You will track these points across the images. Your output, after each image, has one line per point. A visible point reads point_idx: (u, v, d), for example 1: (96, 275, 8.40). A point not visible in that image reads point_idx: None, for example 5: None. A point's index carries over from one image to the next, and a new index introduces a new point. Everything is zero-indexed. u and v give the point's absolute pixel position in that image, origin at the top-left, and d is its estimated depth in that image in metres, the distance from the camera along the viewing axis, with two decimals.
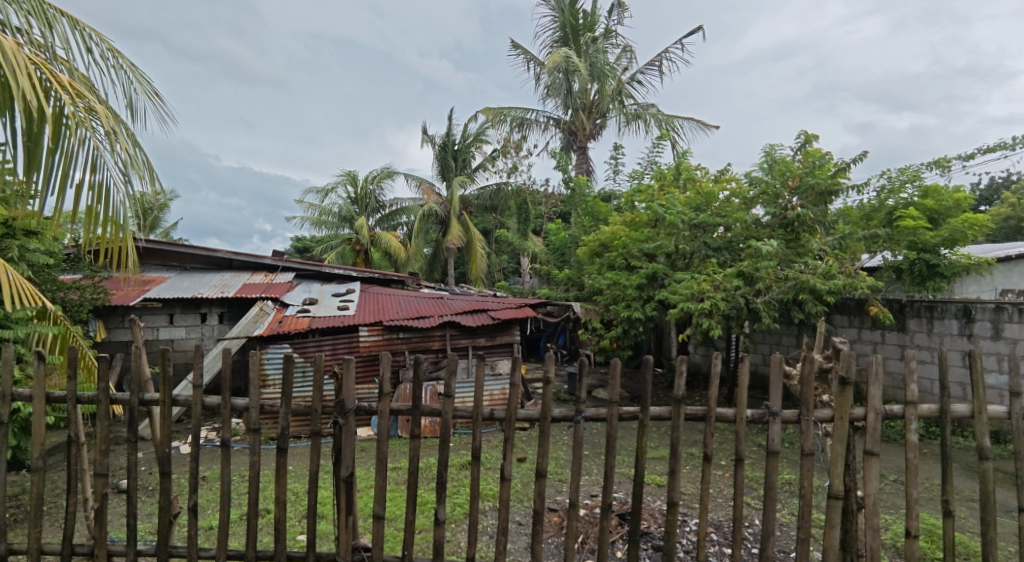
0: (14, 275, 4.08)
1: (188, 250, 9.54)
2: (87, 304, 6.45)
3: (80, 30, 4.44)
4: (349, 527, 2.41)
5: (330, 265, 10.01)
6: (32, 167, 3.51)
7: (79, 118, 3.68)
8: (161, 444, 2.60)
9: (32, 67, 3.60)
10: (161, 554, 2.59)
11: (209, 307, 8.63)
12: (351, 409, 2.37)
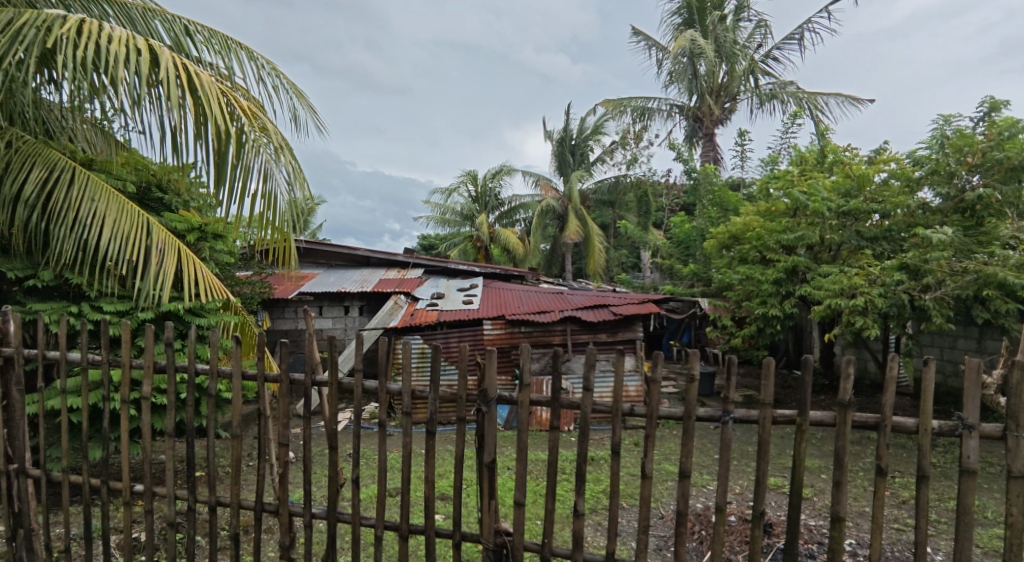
0: (207, 273, 4.83)
1: (334, 249, 10.60)
2: (256, 298, 7.52)
3: (255, 59, 5.15)
4: (491, 510, 2.49)
5: (456, 261, 10.57)
6: (220, 180, 4.16)
7: (255, 137, 4.28)
8: (331, 422, 2.90)
9: (222, 98, 4.25)
10: (331, 518, 2.88)
11: (351, 301, 9.62)
12: (493, 398, 2.47)
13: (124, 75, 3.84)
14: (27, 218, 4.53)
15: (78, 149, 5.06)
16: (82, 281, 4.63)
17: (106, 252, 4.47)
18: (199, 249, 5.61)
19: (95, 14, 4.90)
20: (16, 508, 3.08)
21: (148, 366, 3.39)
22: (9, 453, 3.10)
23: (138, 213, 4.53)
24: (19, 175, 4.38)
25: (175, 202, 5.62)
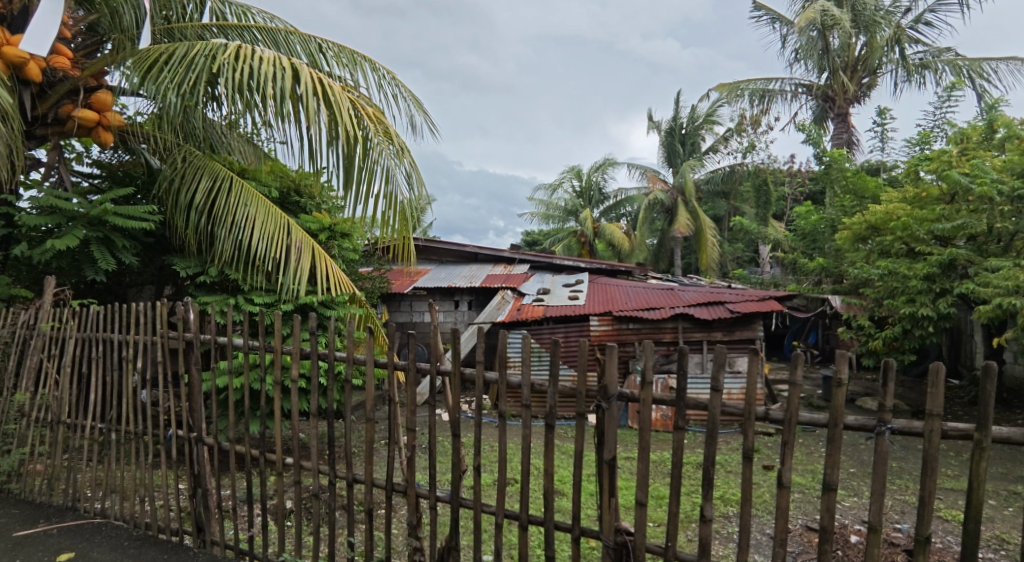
0: (336, 270, 5.24)
1: (444, 246, 11.00)
2: (376, 292, 8.03)
3: (378, 70, 5.51)
4: (612, 508, 2.45)
5: (561, 256, 10.57)
6: (349, 183, 4.52)
7: (379, 140, 4.58)
8: (453, 410, 3.02)
9: (352, 108, 4.61)
10: (455, 502, 2.98)
11: (461, 296, 9.97)
12: (614, 395, 2.41)
13: (272, 92, 4.31)
14: (196, 222, 5.24)
15: (235, 160, 5.76)
16: (237, 276, 5.24)
17: (257, 250, 5.05)
18: (330, 248, 6.09)
19: (246, 40, 5.51)
20: (196, 471, 3.56)
21: (291, 352, 3.75)
22: (189, 423, 3.60)
23: (282, 216, 5.07)
24: (192, 186, 5.16)
25: (309, 205, 6.16)
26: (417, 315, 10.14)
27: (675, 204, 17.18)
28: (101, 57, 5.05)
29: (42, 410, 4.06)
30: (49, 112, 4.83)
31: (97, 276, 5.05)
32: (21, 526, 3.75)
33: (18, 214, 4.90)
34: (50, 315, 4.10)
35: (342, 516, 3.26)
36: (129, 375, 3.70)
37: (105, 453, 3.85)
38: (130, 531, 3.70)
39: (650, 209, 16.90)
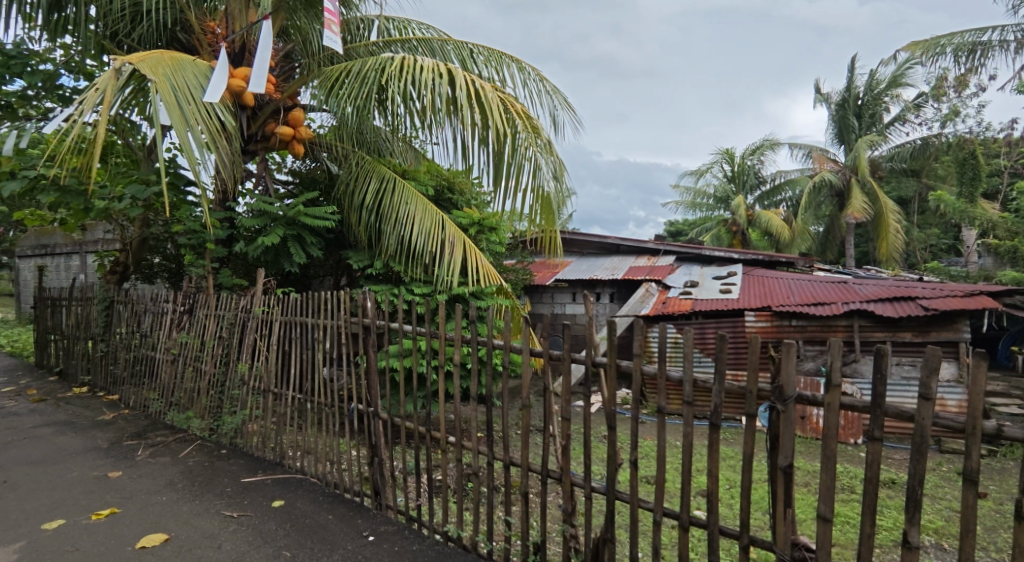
0: (485, 262, 5.44)
1: (585, 238, 10.91)
2: (519, 283, 8.16)
3: (524, 68, 5.60)
4: (787, 520, 2.21)
5: (711, 247, 9.93)
6: (499, 178, 4.67)
7: (527, 135, 4.62)
8: (607, 401, 2.83)
9: (501, 106, 4.72)
10: (610, 495, 2.88)
11: (602, 288, 9.81)
12: (792, 397, 2.17)
13: (431, 98, 4.63)
14: (368, 220, 5.82)
15: (397, 164, 6.26)
16: (401, 269, 5.70)
17: (417, 245, 5.46)
18: (478, 242, 6.26)
19: (406, 51, 5.94)
20: (372, 442, 3.96)
21: (449, 339, 3.98)
22: (367, 399, 4.00)
23: (437, 212, 5.42)
24: (363, 188, 5.75)
25: (460, 201, 6.49)
26: (558, 307, 10.22)
27: (848, 186, 15.24)
28: (296, 80, 5.83)
29: (256, 379, 4.82)
30: (258, 130, 5.69)
31: (293, 269, 5.86)
32: (244, 474, 4.49)
33: (238, 217, 5.88)
34: (261, 301, 4.85)
35: (495, 496, 3.30)
36: (320, 354, 4.22)
37: (303, 419, 4.45)
38: (323, 488, 4.25)
39: (816, 192, 15.15)
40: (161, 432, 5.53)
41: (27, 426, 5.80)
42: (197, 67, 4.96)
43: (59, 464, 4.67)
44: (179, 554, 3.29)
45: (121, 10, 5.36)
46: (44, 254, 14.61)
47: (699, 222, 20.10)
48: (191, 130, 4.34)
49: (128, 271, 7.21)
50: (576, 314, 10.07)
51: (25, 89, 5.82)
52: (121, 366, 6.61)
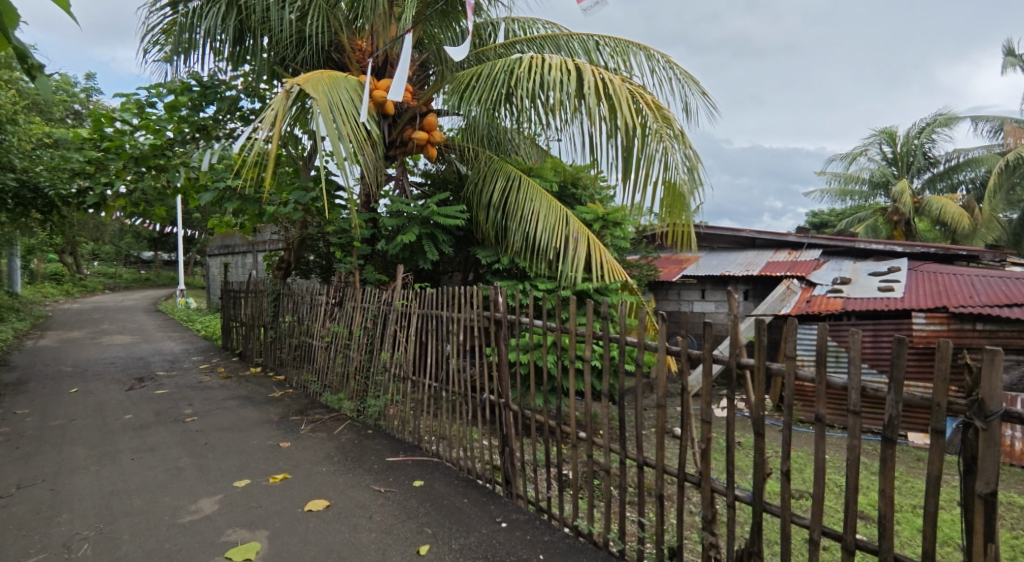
0: (609, 258, 5.33)
1: (717, 231, 10.27)
2: (643, 280, 7.78)
3: (652, 56, 5.38)
4: (988, 557, 1.87)
5: (868, 239, 8.84)
6: (627, 172, 4.53)
7: (658, 126, 4.40)
8: (755, 407, 2.44)
9: (631, 98, 4.55)
10: (757, 506, 2.55)
11: (735, 285, 9.15)
12: (996, 413, 1.84)
13: (559, 95, 4.64)
14: (495, 217, 5.98)
15: (522, 161, 6.35)
16: (525, 265, 5.77)
17: (541, 241, 5.51)
18: (602, 237, 6.15)
19: (533, 49, 5.96)
20: (503, 432, 4.07)
21: (580, 335, 3.89)
22: (499, 390, 4.11)
23: (562, 209, 5.43)
24: (491, 186, 5.93)
25: (584, 196, 6.47)
26: (686, 304, 9.75)
27: None
28: (430, 87, 6.18)
29: (397, 367, 5.18)
30: (397, 136, 6.11)
31: (426, 265, 6.21)
32: (388, 453, 4.86)
33: (380, 217, 6.37)
34: (401, 295, 5.20)
35: (625, 494, 3.09)
36: (453, 345, 4.42)
37: (438, 407, 4.70)
38: (457, 473, 4.46)
39: (1008, 173, 12.84)
40: (319, 410, 6.18)
41: (218, 398, 6.79)
42: (350, 82, 5.46)
43: (243, 432, 5.41)
44: (339, 520, 3.66)
45: (289, 37, 6.01)
46: (229, 253, 17.02)
47: (852, 211, 18.04)
48: (343, 141, 4.76)
49: (290, 267, 8.13)
50: (706, 312, 9.53)
51: (216, 113, 6.79)
52: (286, 350, 7.49)
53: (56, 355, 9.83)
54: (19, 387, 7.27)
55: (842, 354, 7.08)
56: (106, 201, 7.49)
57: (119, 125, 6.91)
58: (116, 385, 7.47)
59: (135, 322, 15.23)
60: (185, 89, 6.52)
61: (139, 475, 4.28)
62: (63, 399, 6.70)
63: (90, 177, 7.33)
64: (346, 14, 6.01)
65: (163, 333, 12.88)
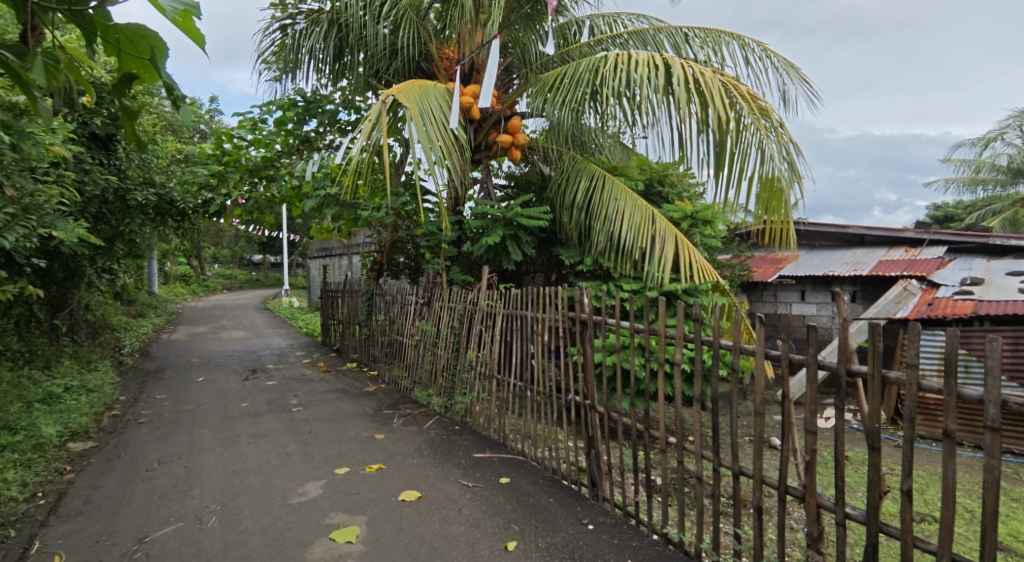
0: (699, 257, 5.13)
1: (819, 228, 9.60)
2: (737, 280, 7.41)
3: (746, 44, 5.13)
4: None
5: (1003, 235, 7.91)
6: (720, 168, 4.34)
7: (754, 119, 4.18)
8: (868, 420, 2.25)
9: (724, 91, 4.36)
10: (872, 526, 2.27)
11: (841, 285, 8.50)
12: None
13: (646, 91, 4.55)
14: (579, 218, 5.95)
15: (607, 160, 6.27)
16: (609, 266, 5.68)
17: (626, 241, 5.42)
18: (691, 236, 5.93)
19: (619, 46, 5.86)
20: (588, 434, 4.03)
21: (668, 337, 3.76)
22: (584, 391, 4.08)
23: (647, 207, 5.32)
24: (575, 186, 5.92)
25: (671, 194, 6.30)
26: (784, 306, 9.20)
27: None
28: (514, 90, 6.28)
29: (483, 365, 5.30)
30: (483, 139, 6.27)
31: (511, 266, 6.30)
32: (475, 449, 4.99)
33: (466, 219, 6.55)
34: (487, 295, 5.32)
35: (720, 504, 2.94)
36: (538, 346, 4.46)
37: (523, 406, 4.75)
38: (542, 472, 4.49)
39: None
40: (410, 405, 6.45)
41: (319, 390, 7.28)
42: (439, 90, 5.64)
43: (341, 423, 5.77)
44: (430, 511, 3.80)
45: (384, 51, 6.30)
46: (328, 256, 18.13)
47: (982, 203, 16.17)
48: (433, 147, 4.94)
49: (383, 268, 8.55)
50: (806, 315, 8.94)
51: (317, 126, 7.28)
52: (379, 347, 7.88)
53: (184, 348, 10.98)
54: (157, 375, 8.21)
55: (972, 363, 6.39)
56: (226, 210, 8.37)
57: (236, 141, 7.59)
58: (233, 376, 8.23)
59: (248, 318, 16.67)
60: (291, 105, 7.03)
61: (255, 457, 4.69)
62: (191, 387, 7.48)
63: (213, 190, 8.22)
64: (434, 24, 6.23)
65: (272, 329, 14.02)
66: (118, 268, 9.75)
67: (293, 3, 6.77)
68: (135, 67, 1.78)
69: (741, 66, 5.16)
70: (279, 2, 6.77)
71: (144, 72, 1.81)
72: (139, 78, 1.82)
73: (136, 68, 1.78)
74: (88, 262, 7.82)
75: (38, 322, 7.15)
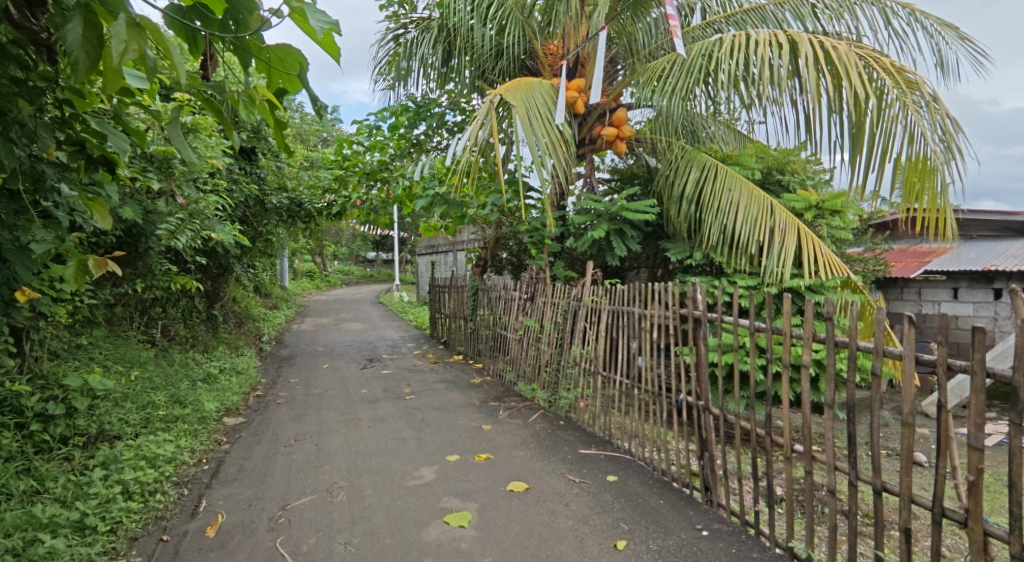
0: (826, 251, 4.71)
1: (977, 217, 8.48)
2: (871, 276, 6.71)
3: (888, 7, 4.60)
4: None
5: None
6: (857, 151, 3.93)
7: (900, 94, 3.75)
8: None
9: (862, 65, 3.95)
10: None
11: (1005, 282, 7.39)
12: None
13: (768, 74, 4.25)
14: (688, 211, 5.69)
15: (719, 148, 5.93)
16: (722, 260, 5.38)
17: (742, 234, 5.10)
18: (817, 228, 5.44)
19: (734, 26, 5.54)
20: (702, 436, 3.83)
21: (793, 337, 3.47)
22: (696, 391, 3.89)
23: (765, 197, 4.98)
24: (684, 177, 5.66)
25: (793, 182, 5.81)
26: (931, 306, 8.27)
27: None
28: (620, 82, 6.14)
29: (588, 361, 5.25)
30: (587, 134, 6.20)
31: (615, 261, 6.16)
32: (580, 445, 4.97)
33: (569, 215, 6.52)
34: (591, 291, 5.25)
35: (857, 522, 2.66)
36: (646, 343, 4.33)
37: (630, 404, 4.63)
38: (651, 473, 4.36)
39: None
40: (515, 398, 6.55)
41: (429, 381, 7.63)
42: (544, 87, 5.64)
43: (451, 413, 6.00)
44: (538, 503, 3.84)
45: (490, 53, 6.43)
46: (436, 253, 18.89)
47: None
48: (539, 143, 4.96)
49: (488, 264, 8.76)
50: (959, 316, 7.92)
51: (427, 129, 7.59)
52: (484, 340, 8.09)
53: (312, 337, 12.01)
54: (289, 362, 9.05)
55: None
56: (347, 211, 9.00)
57: (356, 146, 8.13)
58: (353, 364, 8.87)
59: (365, 311, 17.86)
60: (403, 110, 7.39)
61: (374, 440, 5.02)
62: (318, 373, 8.17)
63: (336, 193, 8.88)
64: (540, 22, 6.24)
65: (386, 322, 14.91)
66: (259, 265, 10.87)
67: (405, 13, 7.13)
68: (281, 80, 1.95)
69: (881, 34, 4.65)
70: (393, 14, 7.15)
71: (289, 84, 1.99)
72: (286, 88, 1.96)
73: (283, 81, 1.95)
74: (235, 260, 8.77)
75: (198, 312, 8.17)
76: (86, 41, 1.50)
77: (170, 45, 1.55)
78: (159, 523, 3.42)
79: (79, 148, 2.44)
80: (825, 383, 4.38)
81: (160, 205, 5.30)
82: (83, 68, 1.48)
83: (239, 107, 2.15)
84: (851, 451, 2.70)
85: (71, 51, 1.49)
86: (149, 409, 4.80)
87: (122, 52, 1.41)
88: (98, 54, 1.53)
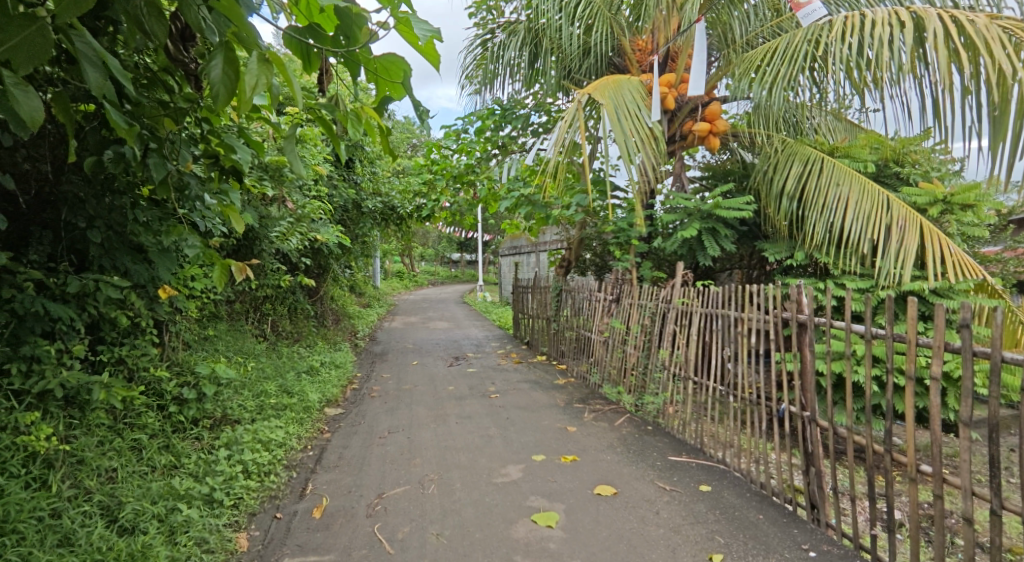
0: (956, 250, 4.22)
1: None
2: (1008, 278, 5.95)
3: None
4: None
5: None
6: (998, 137, 3.48)
7: None
8: None
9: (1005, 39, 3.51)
10: None
11: None
12: None
13: (887, 56, 3.87)
14: (790, 208, 5.33)
15: (825, 140, 5.50)
16: (829, 261, 4.98)
17: (853, 233, 4.70)
18: (944, 225, 4.90)
19: (846, 7, 5.12)
20: (807, 450, 3.56)
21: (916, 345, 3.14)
22: (800, 401, 3.62)
23: (881, 191, 4.55)
24: (785, 172, 5.30)
25: (914, 175, 5.28)
26: None
27: None
28: (714, 74, 5.89)
29: (678, 365, 5.05)
30: (677, 130, 6.02)
31: (708, 262, 5.90)
32: (670, 452, 4.79)
33: (658, 214, 6.31)
34: (682, 293, 5.06)
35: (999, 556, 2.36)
36: (743, 348, 4.10)
37: (724, 412, 4.40)
38: (748, 485, 4.12)
39: None
40: (600, 401, 6.45)
41: (514, 380, 7.69)
42: (633, 84, 5.50)
43: (535, 413, 6.01)
44: (627, 509, 3.75)
45: (577, 52, 6.39)
46: (518, 253, 19.03)
47: None
48: (629, 141, 4.86)
49: (572, 265, 8.69)
50: None
51: (512, 131, 7.66)
52: (567, 341, 8.04)
53: (402, 335, 12.51)
54: (382, 357, 9.48)
55: None
56: (434, 214, 9.27)
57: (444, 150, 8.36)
58: (441, 362, 9.13)
59: (452, 311, 18.34)
60: (490, 113, 7.51)
61: (462, 436, 5.14)
62: (407, 369, 8.49)
63: (426, 196, 9.18)
64: (629, 17, 6.11)
65: (471, 321, 15.23)
66: (354, 266, 11.48)
67: (493, 19, 7.22)
68: (386, 88, 2.05)
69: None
70: (481, 20, 7.28)
71: (394, 91, 2.07)
72: (392, 96, 2.04)
73: (387, 89, 2.04)
74: (334, 261, 9.32)
75: (301, 309, 8.76)
76: (226, 76, 1.64)
77: (289, 70, 1.71)
78: (274, 502, 3.70)
79: (213, 161, 2.71)
80: (953, 397, 3.93)
81: (273, 210, 5.75)
82: (224, 99, 1.62)
83: (347, 124, 2.27)
84: (990, 476, 2.39)
85: (214, 85, 1.63)
86: (262, 397, 5.21)
87: (253, 86, 1.57)
88: (235, 86, 1.67)
